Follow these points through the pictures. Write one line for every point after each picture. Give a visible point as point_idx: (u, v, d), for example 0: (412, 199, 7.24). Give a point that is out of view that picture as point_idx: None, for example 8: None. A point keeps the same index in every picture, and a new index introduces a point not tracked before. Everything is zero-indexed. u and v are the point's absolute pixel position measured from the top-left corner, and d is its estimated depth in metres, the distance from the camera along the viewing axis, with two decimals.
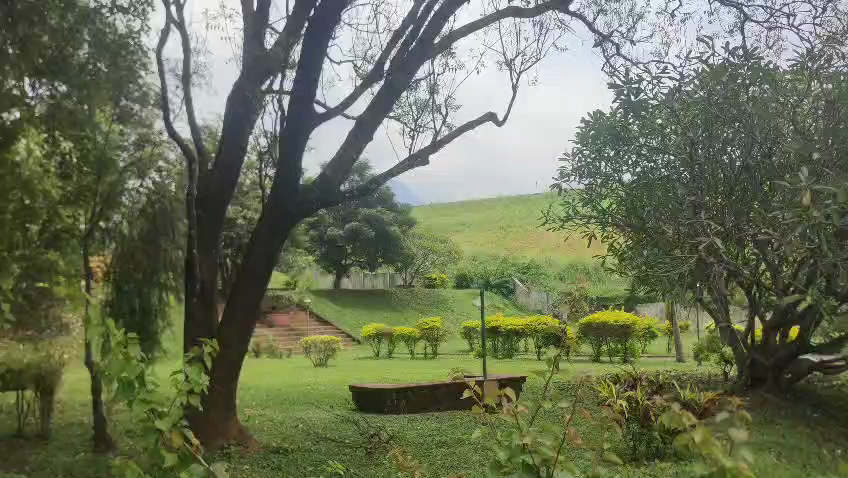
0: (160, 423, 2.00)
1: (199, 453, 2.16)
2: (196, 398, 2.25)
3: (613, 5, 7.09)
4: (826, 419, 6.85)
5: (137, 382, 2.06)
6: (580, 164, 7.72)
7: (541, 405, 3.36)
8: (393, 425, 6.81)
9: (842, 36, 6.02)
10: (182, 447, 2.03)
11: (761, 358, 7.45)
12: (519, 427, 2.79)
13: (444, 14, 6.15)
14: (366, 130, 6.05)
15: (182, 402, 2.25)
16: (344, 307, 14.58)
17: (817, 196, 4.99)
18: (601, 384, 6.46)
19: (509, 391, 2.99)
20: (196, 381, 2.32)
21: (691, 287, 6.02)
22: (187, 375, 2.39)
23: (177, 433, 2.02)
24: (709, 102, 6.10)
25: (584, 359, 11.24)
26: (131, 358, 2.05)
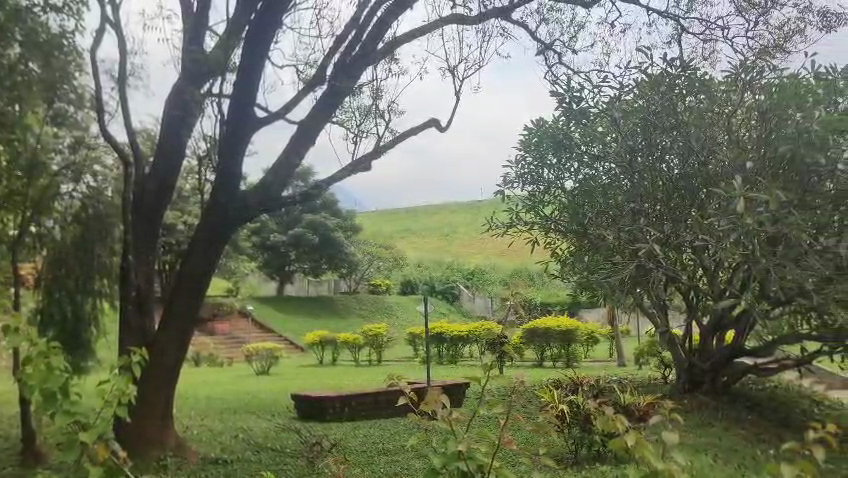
0: (84, 436, 1.89)
1: (127, 465, 2.05)
2: (126, 410, 2.17)
3: (556, 13, 7.18)
4: (759, 420, 7.05)
5: (61, 393, 1.99)
6: (523, 170, 7.76)
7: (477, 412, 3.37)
8: (336, 433, 6.74)
9: (772, 50, 6.22)
10: (107, 461, 1.95)
11: (699, 362, 7.66)
12: (455, 435, 2.76)
13: (387, 20, 6.14)
14: (308, 134, 5.96)
15: (110, 415, 2.16)
16: (288, 305, 14.39)
17: (750, 202, 5.20)
18: (542, 389, 6.52)
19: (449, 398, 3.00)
20: (124, 391, 2.22)
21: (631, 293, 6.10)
22: (115, 386, 2.31)
23: (102, 446, 1.91)
24: (648, 111, 6.40)
25: (527, 364, 11.32)
26: (54, 369, 1.98)
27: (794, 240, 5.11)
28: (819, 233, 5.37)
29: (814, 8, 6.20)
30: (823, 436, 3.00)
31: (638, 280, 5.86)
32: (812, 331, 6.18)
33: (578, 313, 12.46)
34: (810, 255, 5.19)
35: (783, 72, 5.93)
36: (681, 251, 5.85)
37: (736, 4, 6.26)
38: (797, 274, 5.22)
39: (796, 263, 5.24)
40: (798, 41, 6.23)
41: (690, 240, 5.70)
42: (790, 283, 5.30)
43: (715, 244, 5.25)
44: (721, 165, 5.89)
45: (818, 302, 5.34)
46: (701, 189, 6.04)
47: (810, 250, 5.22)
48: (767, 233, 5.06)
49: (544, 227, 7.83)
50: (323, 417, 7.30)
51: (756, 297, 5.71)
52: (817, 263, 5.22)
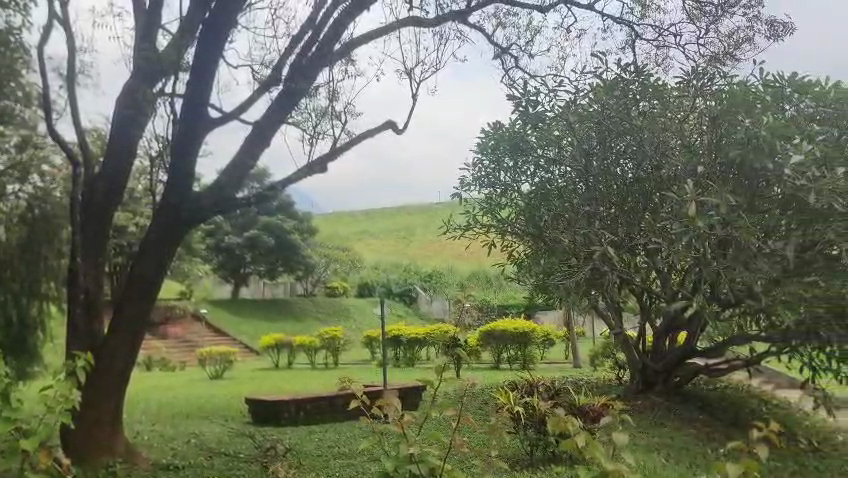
0: (25, 443, 1.94)
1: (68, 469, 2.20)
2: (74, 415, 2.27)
3: (512, 18, 7.22)
4: (710, 420, 7.17)
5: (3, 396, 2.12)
6: (480, 174, 7.68)
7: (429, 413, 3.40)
8: (290, 437, 6.66)
9: (722, 57, 6.33)
10: (50, 468, 2.09)
11: (651, 363, 7.80)
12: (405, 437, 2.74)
13: (344, 22, 6.12)
14: (263, 134, 5.87)
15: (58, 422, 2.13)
16: (241, 305, 13.87)
17: (701, 206, 5.35)
18: (498, 392, 6.53)
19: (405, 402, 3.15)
20: (69, 397, 2.17)
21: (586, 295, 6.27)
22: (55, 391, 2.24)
23: (45, 453, 2.00)
24: (602, 116, 6.43)
25: (483, 366, 11.34)
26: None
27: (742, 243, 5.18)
28: (767, 238, 5.42)
29: (763, 17, 6.33)
30: (766, 434, 3.06)
31: (593, 282, 6.04)
32: (760, 333, 6.28)
33: (535, 315, 12.47)
34: (759, 258, 5.28)
35: (732, 79, 6.05)
36: (634, 253, 6.06)
37: (688, 11, 6.36)
38: (746, 276, 5.32)
39: (745, 265, 5.32)
40: (748, 48, 6.36)
41: (644, 243, 5.91)
42: (739, 286, 5.39)
43: (668, 248, 5.51)
44: (675, 170, 6.01)
45: (766, 304, 5.38)
46: (653, 194, 6.16)
47: (758, 253, 5.31)
48: (717, 236, 5.23)
49: (499, 231, 7.59)
50: (279, 422, 7.22)
51: (706, 299, 5.79)
52: (766, 265, 5.31)
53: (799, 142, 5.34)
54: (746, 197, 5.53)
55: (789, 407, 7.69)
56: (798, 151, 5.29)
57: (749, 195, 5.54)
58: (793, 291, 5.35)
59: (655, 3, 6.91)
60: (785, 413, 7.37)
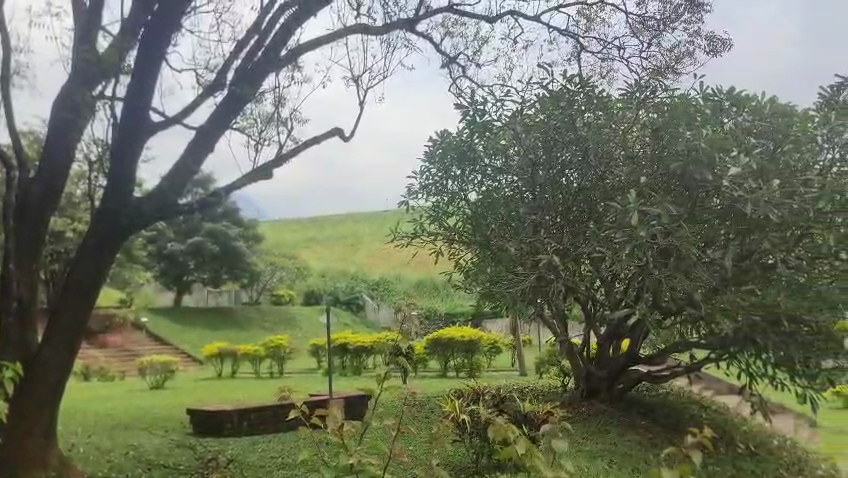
0: None
1: None
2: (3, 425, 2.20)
3: (460, 28, 7.27)
4: (652, 426, 7.28)
5: None
6: (428, 182, 7.50)
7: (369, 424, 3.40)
8: (233, 449, 6.52)
9: (664, 71, 6.49)
10: None
11: (595, 369, 7.83)
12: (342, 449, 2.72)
13: (289, 27, 6.03)
14: (207, 140, 5.77)
15: None
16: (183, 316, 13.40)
17: (645, 217, 5.49)
18: (443, 399, 6.51)
19: (349, 414, 3.32)
20: None
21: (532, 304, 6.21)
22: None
23: None
24: (548, 126, 6.47)
25: (430, 374, 11.31)
26: None
27: (682, 254, 5.41)
28: (706, 247, 5.66)
29: (703, 33, 6.48)
30: (699, 440, 3.13)
31: (539, 290, 6.09)
32: (700, 340, 6.39)
33: (482, 323, 12.49)
34: (699, 267, 5.42)
35: (673, 91, 6.23)
36: (579, 262, 6.16)
37: (631, 26, 6.50)
38: (686, 285, 5.43)
39: (686, 273, 5.46)
40: (688, 63, 6.51)
41: (588, 252, 6.02)
42: (679, 294, 5.49)
43: (612, 258, 5.65)
44: (619, 180, 6.16)
45: (705, 311, 5.54)
46: (598, 203, 6.25)
47: (697, 262, 5.46)
48: (659, 246, 5.45)
49: (448, 238, 7.59)
50: (220, 432, 7.06)
51: (649, 307, 5.88)
52: (705, 274, 5.44)
53: (737, 155, 5.49)
54: (688, 205, 5.74)
55: (728, 413, 7.85)
56: (736, 164, 5.46)
57: (690, 202, 5.74)
58: (730, 298, 5.44)
59: (600, 16, 7.02)
60: (724, 419, 7.52)
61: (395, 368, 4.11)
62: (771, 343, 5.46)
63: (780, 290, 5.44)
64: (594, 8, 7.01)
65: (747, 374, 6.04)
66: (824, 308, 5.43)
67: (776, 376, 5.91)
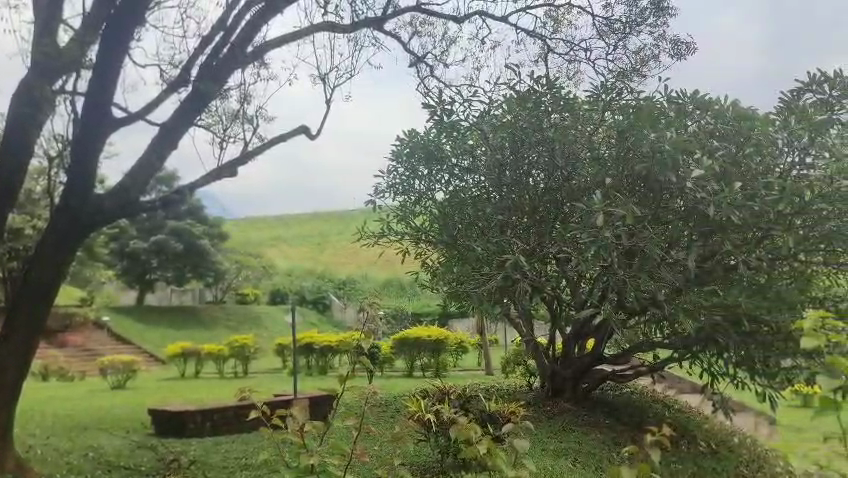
0: None
1: None
2: None
3: (428, 28, 7.25)
4: (616, 424, 7.35)
5: None
6: (395, 181, 7.39)
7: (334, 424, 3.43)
8: (195, 450, 6.43)
9: (630, 73, 6.53)
10: None
11: (561, 369, 7.88)
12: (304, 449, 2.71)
13: (257, 24, 5.97)
14: (171, 137, 5.68)
15: None
16: (143, 316, 12.89)
17: (610, 219, 5.55)
18: (409, 399, 6.49)
19: (312, 415, 3.30)
20: None
21: (499, 304, 6.18)
22: None
23: None
24: (515, 126, 6.50)
25: (397, 374, 11.29)
26: None
27: (646, 254, 5.49)
28: (670, 248, 5.69)
29: (668, 36, 6.54)
30: (658, 439, 3.18)
31: (506, 290, 6.04)
32: (663, 340, 6.46)
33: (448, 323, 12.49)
34: (663, 268, 5.51)
35: (638, 94, 6.21)
36: (545, 261, 6.15)
37: (598, 28, 6.55)
38: (650, 286, 5.49)
39: (650, 274, 5.55)
40: (653, 66, 6.58)
41: (554, 252, 6.07)
42: (643, 294, 5.55)
43: (578, 258, 5.70)
44: (584, 181, 6.26)
45: (668, 311, 5.60)
46: (564, 204, 6.31)
47: (662, 263, 5.57)
48: (624, 247, 5.55)
49: (415, 238, 7.49)
50: (183, 432, 6.95)
51: (614, 307, 5.93)
52: (669, 275, 5.54)
53: (700, 158, 5.60)
54: (650, 206, 5.83)
55: (690, 412, 7.96)
56: (699, 167, 5.52)
57: (654, 203, 5.82)
58: (691, 299, 5.51)
59: (567, 18, 7.06)
60: (686, 418, 7.62)
61: (358, 369, 4.09)
62: (733, 342, 5.69)
63: (741, 291, 5.53)
64: (561, 10, 7.05)
65: (709, 374, 6.16)
66: (783, 309, 5.42)
67: (736, 375, 6.00)
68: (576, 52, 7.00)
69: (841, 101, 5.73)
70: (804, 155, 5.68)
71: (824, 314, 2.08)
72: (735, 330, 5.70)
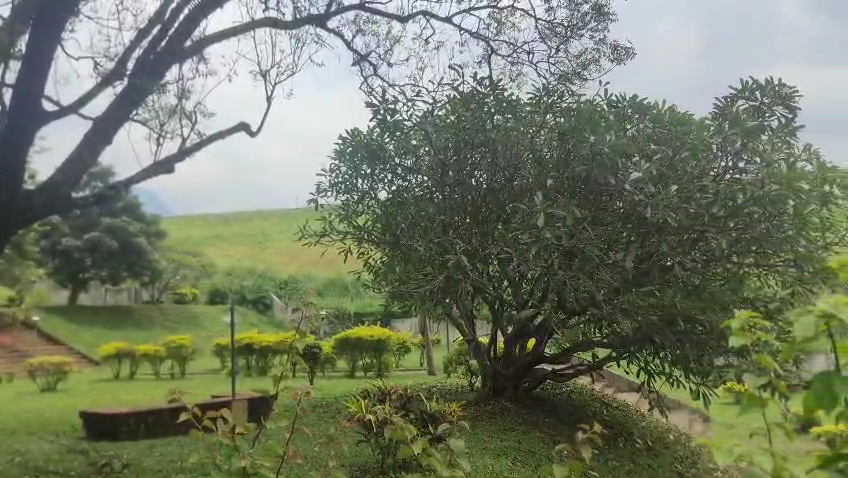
0: None
1: None
2: None
3: (371, 26, 7.18)
4: (555, 422, 7.44)
5: None
6: (337, 179, 7.23)
7: (271, 425, 3.39)
8: (129, 454, 6.23)
9: (572, 76, 6.62)
10: None
11: (502, 368, 7.93)
12: (242, 453, 2.64)
13: (196, 18, 5.88)
14: (105, 132, 5.54)
15: None
16: None
17: (552, 220, 5.62)
18: (350, 399, 6.43)
19: (245, 417, 3.26)
20: None
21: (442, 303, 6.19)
22: None
23: None
24: (458, 126, 6.45)
25: (339, 374, 11.21)
26: None
27: (586, 255, 5.61)
28: (609, 249, 5.79)
29: (608, 41, 6.64)
30: (590, 437, 3.24)
31: (447, 290, 6.06)
32: (601, 340, 6.55)
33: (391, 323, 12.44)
34: (601, 269, 5.62)
35: (580, 98, 6.33)
36: (488, 262, 6.15)
37: (541, 31, 6.59)
38: (589, 286, 5.58)
39: (589, 275, 5.64)
40: (594, 69, 6.67)
41: (497, 252, 6.08)
42: (583, 295, 5.63)
43: (520, 259, 5.74)
44: (527, 181, 6.31)
45: (606, 311, 5.70)
46: (505, 205, 6.41)
47: (601, 264, 5.67)
48: (564, 248, 5.63)
49: (357, 238, 7.11)
50: (116, 435, 6.68)
51: (554, 308, 5.99)
52: (608, 275, 5.66)
53: (638, 161, 5.68)
54: (591, 207, 5.93)
55: (627, 410, 8.10)
56: (637, 169, 5.62)
57: (593, 205, 5.92)
58: (631, 299, 5.60)
59: (510, 21, 7.10)
60: (623, 416, 7.77)
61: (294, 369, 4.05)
62: (669, 341, 5.84)
63: (677, 291, 5.70)
64: (505, 13, 7.09)
65: (646, 372, 6.34)
66: (716, 309, 5.64)
67: (671, 373, 6.15)
68: (518, 54, 7.04)
69: (771, 108, 5.97)
70: (738, 160, 5.79)
71: (752, 313, 2.10)
72: (670, 330, 5.83)
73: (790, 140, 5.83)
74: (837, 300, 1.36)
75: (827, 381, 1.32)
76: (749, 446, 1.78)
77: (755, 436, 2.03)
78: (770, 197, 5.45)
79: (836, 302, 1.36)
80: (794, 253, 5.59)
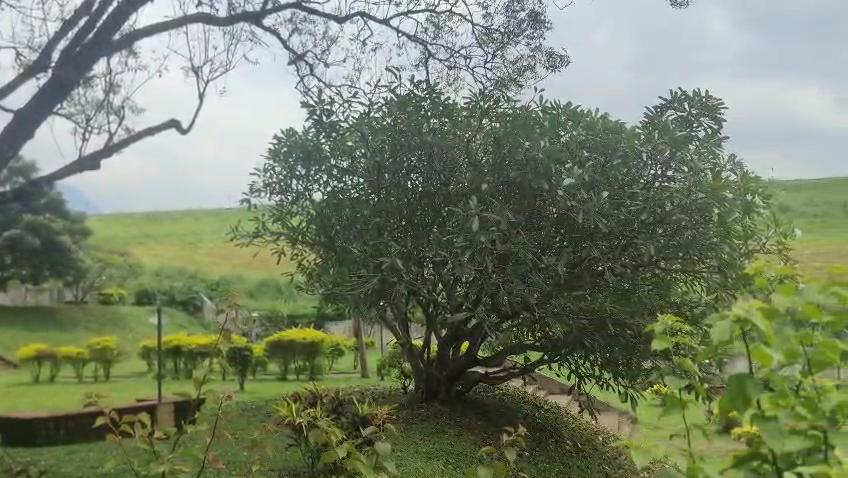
0: None
1: None
2: None
3: (308, 26, 7.12)
4: (487, 425, 7.47)
5: None
6: (270, 179, 7.10)
7: (192, 427, 3.31)
8: (45, 459, 5.84)
9: (508, 82, 6.57)
10: None
11: (435, 371, 7.87)
12: (160, 458, 2.58)
13: (125, 10, 5.52)
14: (25, 127, 5.20)
15: None
16: None
17: (486, 224, 5.66)
18: (280, 402, 6.30)
19: (163, 422, 3.15)
20: None
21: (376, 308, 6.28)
22: None
23: None
24: (393, 129, 6.45)
25: (270, 377, 11.04)
26: None
27: (519, 258, 5.65)
28: (543, 254, 5.87)
29: (544, 48, 6.68)
30: (515, 439, 3.25)
31: (382, 292, 6.10)
32: (534, 343, 6.59)
33: (325, 326, 12.31)
34: (534, 272, 5.65)
35: (515, 103, 6.32)
36: (422, 265, 6.12)
37: (477, 36, 6.65)
38: (522, 289, 5.61)
39: (521, 279, 5.68)
40: (531, 76, 6.67)
41: (432, 256, 6.06)
42: (516, 299, 5.65)
43: (454, 262, 5.74)
44: (462, 185, 6.27)
45: (538, 315, 5.72)
46: (442, 208, 6.35)
47: (533, 267, 5.70)
48: (497, 251, 5.68)
49: (291, 239, 6.98)
50: (32, 442, 6.24)
51: (488, 311, 6.00)
52: (539, 279, 5.71)
53: (570, 168, 5.72)
54: (525, 211, 6.01)
55: (558, 413, 8.19)
56: (569, 175, 5.67)
57: (527, 209, 6.01)
58: (562, 304, 5.64)
59: (448, 25, 7.12)
60: (554, 418, 7.86)
61: (217, 372, 3.92)
62: (598, 344, 5.80)
63: (607, 295, 5.76)
64: (442, 17, 7.10)
65: (576, 375, 6.41)
66: (644, 313, 5.74)
67: (601, 376, 6.25)
68: (456, 58, 7.06)
69: (698, 118, 6.15)
70: (666, 169, 5.89)
71: (675, 316, 2.13)
72: (601, 333, 5.82)
73: (717, 149, 6.06)
74: (750, 305, 1.35)
75: (738, 382, 1.34)
76: (666, 444, 1.81)
77: (677, 436, 2.05)
78: (697, 203, 5.61)
79: (748, 307, 1.34)
80: (719, 259, 5.75)
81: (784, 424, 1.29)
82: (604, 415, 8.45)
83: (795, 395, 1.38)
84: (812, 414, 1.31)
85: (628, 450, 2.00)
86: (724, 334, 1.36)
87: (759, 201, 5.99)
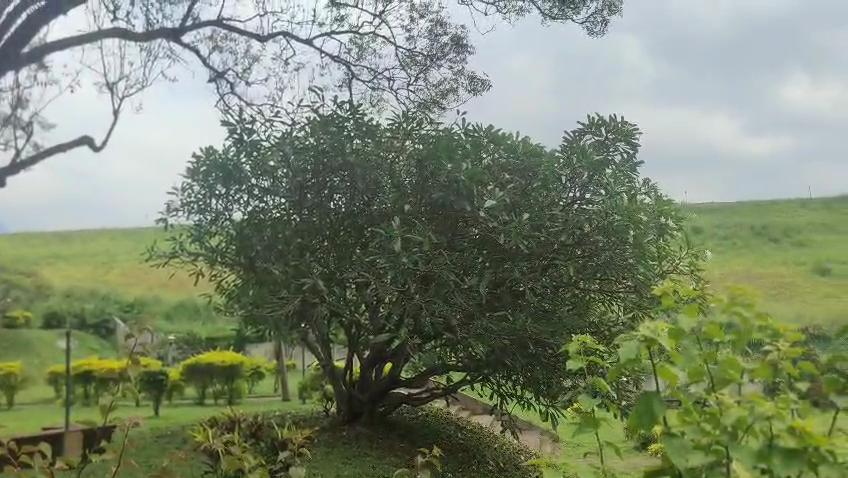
0: None
1: None
2: None
3: (229, 45, 7.02)
4: (410, 446, 7.42)
5: None
6: (189, 198, 6.66)
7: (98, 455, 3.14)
8: None
9: (431, 104, 6.70)
10: None
11: (358, 393, 7.79)
12: None
13: (36, 21, 5.25)
14: None
15: None
16: None
17: (409, 245, 5.66)
18: (196, 428, 6.10)
19: (65, 450, 2.97)
20: None
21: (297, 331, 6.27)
22: None
23: None
24: (316, 149, 6.39)
25: (187, 401, 10.70)
26: None
27: (441, 280, 5.68)
28: (465, 275, 5.88)
29: (466, 72, 6.78)
30: (431, 461, 3.23)
31: (303, 313, 6.03)
32: (456, 364, 6.58)
33: None
34: (457, 293, 5.69)
35: (437, 125, 6.36)
36: (344, 287, 6.07)
37: (401, 59, 6.67)
38: (445, 310, 5.64)
39: (444, 300, 5.71)
40: (452, 99, 6.77)
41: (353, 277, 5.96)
42: (439, 320, 5.66)
43: (377, 283, 5.70)
44: (385, 206, 6.26)
45: (461, 337, 5.73)
46: (364, 229, 6.32)
47: (456, 288, 5.73)
48: (419, 274, 5.68)
49: (210, 260, 6.57)
50: None
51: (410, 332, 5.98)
52: (462, 299, 5.73)
53: (492, 189, 5.88)
54: (449, 231, 6.04)
55: (480, 433, 8.22)
56: (491, 197, 5.82)
57: (450, 228, 6.05)
58: (485, 324, 5.67)
59: (370, 46, 7.14)
60: (477, 438, 7.87)
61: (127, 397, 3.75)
62: (519, 364, 5.82)
63: (526, 315, 5.78)
64: (366, 38, 7.13)
65: (498, 395, 6.46)
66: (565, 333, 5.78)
67: (522, 395, 6.32)
68: (378, 78, 7.07)
69: (614, 143, 6.33)
70: (584, 191, 6.04)
71: (588, 336, 2.14)
72: (521, 353, 5.82)
73: (632, 174, 6.24)
74: (656, 327, 1.41)
75: (645, 398, 1.38)
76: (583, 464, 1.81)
77: (592, 454, 2.06)
78: (614, 225, 5.78)
79: (654, 328, 1.40)
80: (635, 279, 5.92)
81: (688, 440, 1.32)
82: (525, 434, 8.52)
83: (700, 411, 1.39)
84: (715, 429, 1.31)
85: (545, 467, 2.01)
86: (631, 352, 1.41)
87: (672, 224, 6.20)
